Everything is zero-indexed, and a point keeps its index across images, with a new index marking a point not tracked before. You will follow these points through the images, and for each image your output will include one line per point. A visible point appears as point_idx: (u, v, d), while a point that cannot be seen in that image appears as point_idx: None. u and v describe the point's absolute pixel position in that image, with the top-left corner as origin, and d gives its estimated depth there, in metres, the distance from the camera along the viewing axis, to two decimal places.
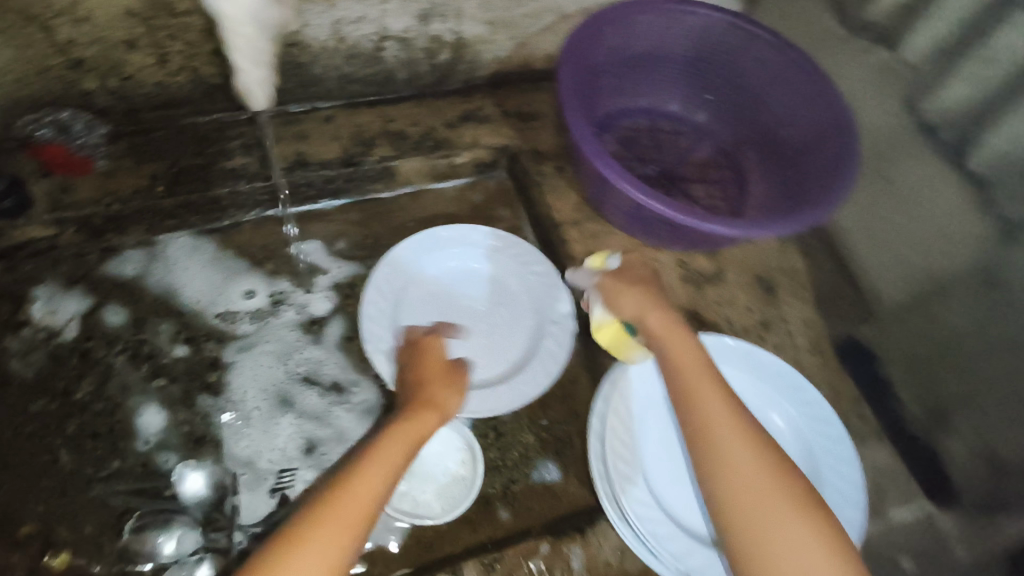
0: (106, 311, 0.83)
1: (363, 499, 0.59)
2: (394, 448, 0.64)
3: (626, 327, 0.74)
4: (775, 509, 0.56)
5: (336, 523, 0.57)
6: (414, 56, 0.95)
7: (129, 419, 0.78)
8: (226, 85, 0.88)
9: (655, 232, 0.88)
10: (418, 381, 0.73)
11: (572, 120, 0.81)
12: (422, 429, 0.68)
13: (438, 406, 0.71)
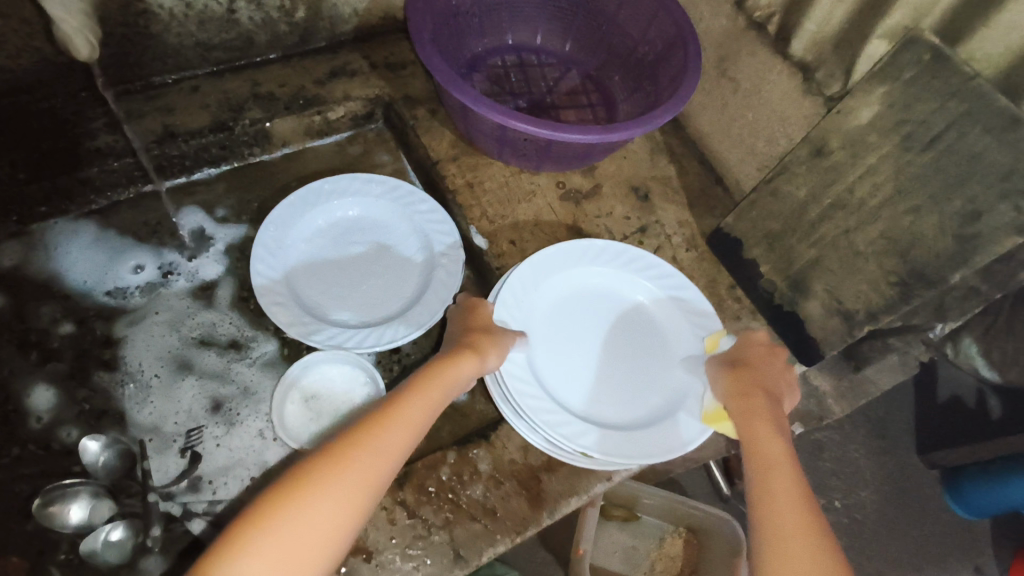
0: None
1: (398, 440, 0.59)
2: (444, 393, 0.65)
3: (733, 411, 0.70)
4: (791, 521, 0.56)
5: (367, 450, 0.57)
6: (270, 15, 0.95)
7: (21, 403, 0.79)
8: (74, 63, 0.86)
9: (524, 154, 0.92)
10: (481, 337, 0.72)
11: (423, 53, 0.84)
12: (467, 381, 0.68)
13: (486, 362, 0.70)
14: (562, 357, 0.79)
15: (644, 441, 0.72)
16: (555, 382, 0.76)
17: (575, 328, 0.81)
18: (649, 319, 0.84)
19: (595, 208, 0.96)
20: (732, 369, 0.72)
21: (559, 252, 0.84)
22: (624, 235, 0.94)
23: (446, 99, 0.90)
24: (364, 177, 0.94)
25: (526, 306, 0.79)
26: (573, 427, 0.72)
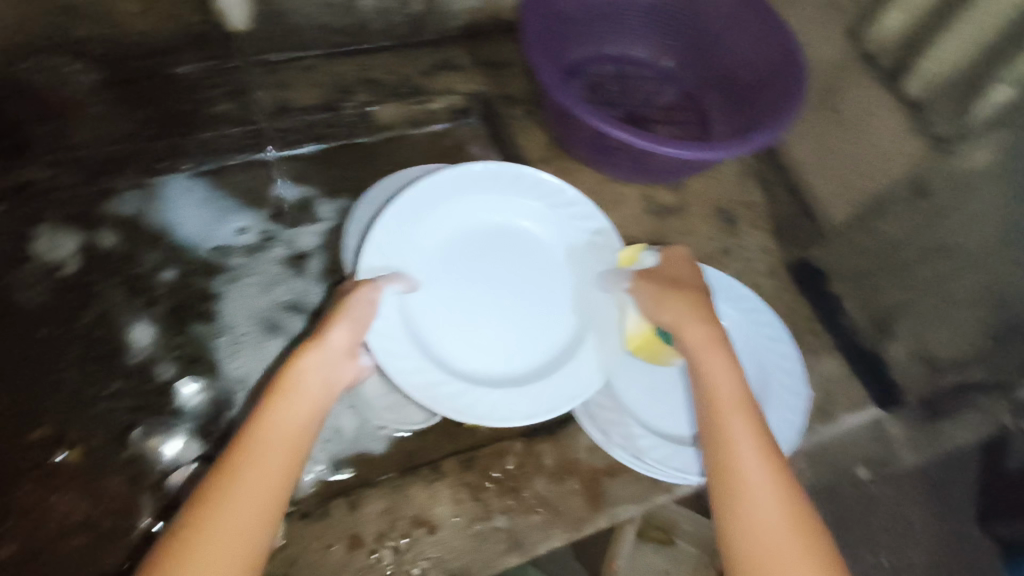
0: (100, 235, 0.90)
1: (292, 441, 0.58)
2: (302, 401, 0.60)
3: (659, 335, 0.77)
4: (779, 519, 0.56)
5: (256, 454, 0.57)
6: (388, 5, 1.00)
7: (122, 334, 0.85)
8: (212, 32, 0.94)
9: (617, 164, 0.94)
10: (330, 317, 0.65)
11: (533, 59, 0.87)
12: (328, 371, 0.63)
13: (328, 341, 0.63)
14: (423, 304, 0.73)
15: (524, 402, 0.70)
16: (423, 329, 0.72)
17: (459, 266, 0.76)
18: (579, 255, 0.80)
19: (680, 225, 0.97)
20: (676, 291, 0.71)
21: (432, 188, 0.77)
22: (705, 254, 0.94)
23: (548, 104, 0.92)
24: (453, 167, 0.96)
25: (404, 259, 0.73)
26: (465, 395, 0.69)
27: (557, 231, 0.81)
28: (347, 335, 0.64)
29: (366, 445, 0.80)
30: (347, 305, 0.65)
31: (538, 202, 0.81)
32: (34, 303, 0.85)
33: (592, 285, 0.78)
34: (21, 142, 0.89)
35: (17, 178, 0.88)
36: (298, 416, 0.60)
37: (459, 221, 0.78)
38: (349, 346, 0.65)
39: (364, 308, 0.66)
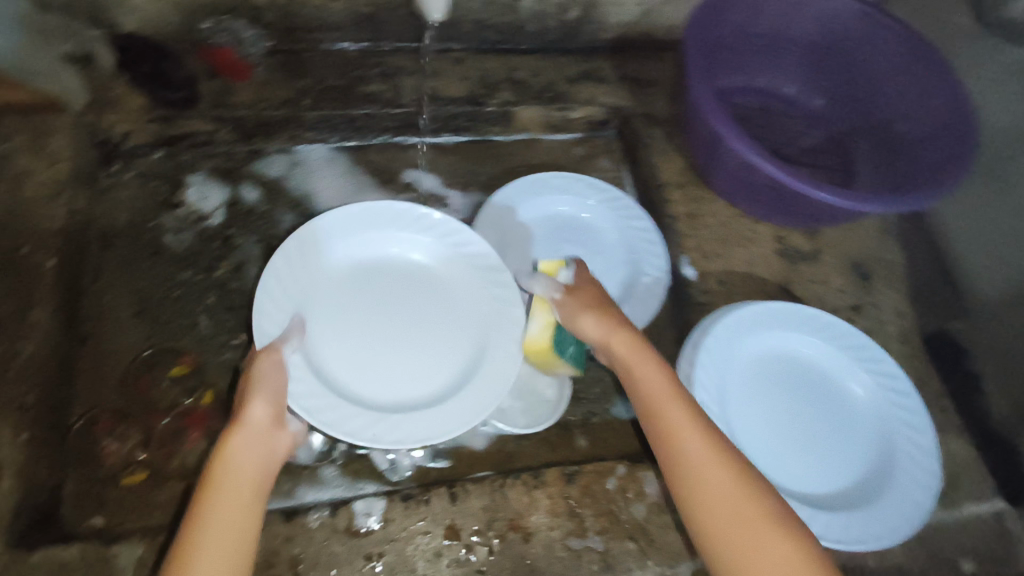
0: (242, 190, 0.93)
1: (236, 489, 0.57)
2: (234, 485, 0.57)
3: (553, 347, 0.76)
4: (741, 509, 0.55)
5: (224, 498, 0.56)
6: (546, 10, 1.00)
7: (250, 286, 0.88)
8: (376, 15, 0.97)
9: (758, 199, 0.91)
10: (244, 393, 0.62)
11: (695, 85, 0.86)
12: (259, 449, 0.60)
13: (250, 421, 0.60)
14: (320, 330, 0.72)
15: (428, 423, 0.68)
16: (325, 356, 0.70)
17: (355, 294, 0.75)
18: (466, 289, 0.78)
19: (812, 273, 0.93)
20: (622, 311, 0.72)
21: (322, 228, 0.75)
22: (836, 308, 0.91)
23: (695, 132, 0.92)
24: (583, 177, 0.98)
25: (287, 289, 0.71)
26: (355, 420, 0.66)
27: (450, 269, 0.78)
28: (266, 411, 0.61)
29: (467, 440, 0.81)
30: (254, 374, 0.63)
31: (434, 238, 0.79)
32: (179, 247, 0.89)
33: (461, 323, 0.76)
34: (193, 94, 0.92)
35: (181, 128, 0.91)
36: (237, 497, 0.56)
37: (355, 255, 0.77)
38: (273, 419, 0.62)
39: (268, 373, 0.63)
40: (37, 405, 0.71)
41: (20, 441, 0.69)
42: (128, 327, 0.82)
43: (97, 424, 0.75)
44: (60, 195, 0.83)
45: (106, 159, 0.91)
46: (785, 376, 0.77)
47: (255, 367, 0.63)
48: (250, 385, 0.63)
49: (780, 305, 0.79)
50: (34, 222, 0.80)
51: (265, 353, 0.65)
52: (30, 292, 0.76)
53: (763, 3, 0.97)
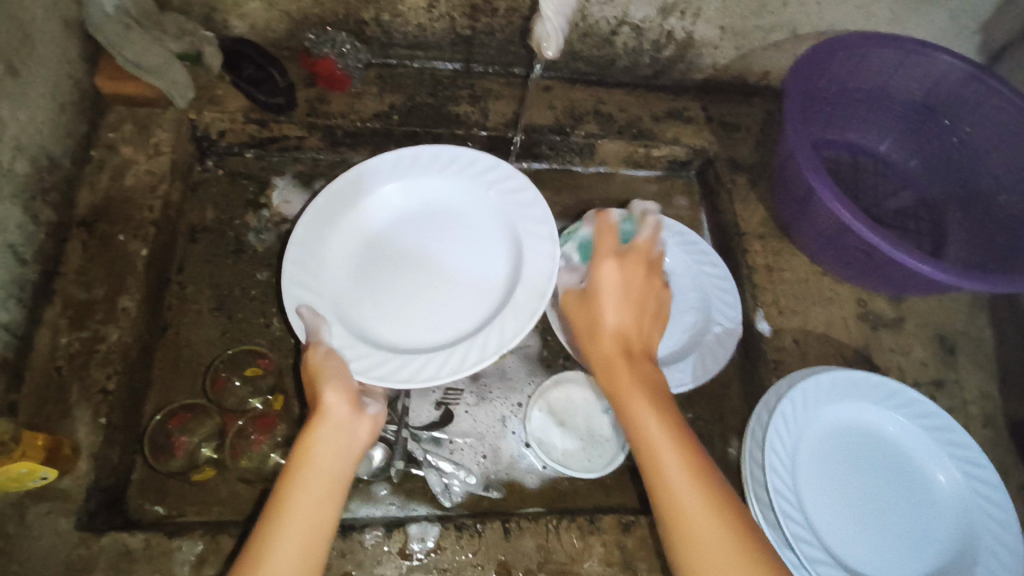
0: (319, 186, 0.97)
1: (324, 470, 0.57)
2: (314, 465, 0.57)
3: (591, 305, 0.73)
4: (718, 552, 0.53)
5: (309, 480, 0.57)
6: (642, 46, 0.99)
7: None
8: (473, 38, 0.97)
9: (847, 261, 0.89)
10: (313, 388, 0.63)
11: (793, 137, 0.85)
12: (338, 436, 0.60)
13: (330, 412, 0.61)
14: (349, 295, 0.74)
15: (481, 338, 0.70)
16: (360, 317, 0.73)
17: (377, 257, 0.77)
18: (484, 231, 0.80)
19: (893, 341, 0.90)
20: (619, 302, 0.65)
21: (326, 200, 0.77)
22: (917, 382, 0.87)
23: (787, 184, 0.91)
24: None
25: (308, 268, 0.73)
26: (407, 364, 0.68)
27: (457, 200, 0.81)
28: (339, 398, 0.62)
29: (520, 474, 0.81)
30: (313, 369, 0.64)
31: (427, 175, 0.81)
32: (260, 247, 0.91)
33: (487, 258, 0.78)
34: (291, 99, 0.92)
35: (275, 133, 0.95)
36: (319, 476, 0.57)
37: (366, 220, 0.79)
38: (348, 405, 0.62)
39: (328, 364, 0.65)
40: (117, 390, 0.73)
41: (99, 424, 0.71)
42: (205, 322, 0.85)
43: (174, 419, 0.75)
44: (157, 187, 0.85)
45: (200, 156, 0.96)
46: (859, 448, 0.74)
47: (309, 362, 0.65)
48: (314, 381, 0.64)
49: (863, 376, 0.75)
50: (131, 210, 0.83)
51: (315, 348, 0.66)
52: (121, 279, 0.78)
53: (870, 59, 0.94)
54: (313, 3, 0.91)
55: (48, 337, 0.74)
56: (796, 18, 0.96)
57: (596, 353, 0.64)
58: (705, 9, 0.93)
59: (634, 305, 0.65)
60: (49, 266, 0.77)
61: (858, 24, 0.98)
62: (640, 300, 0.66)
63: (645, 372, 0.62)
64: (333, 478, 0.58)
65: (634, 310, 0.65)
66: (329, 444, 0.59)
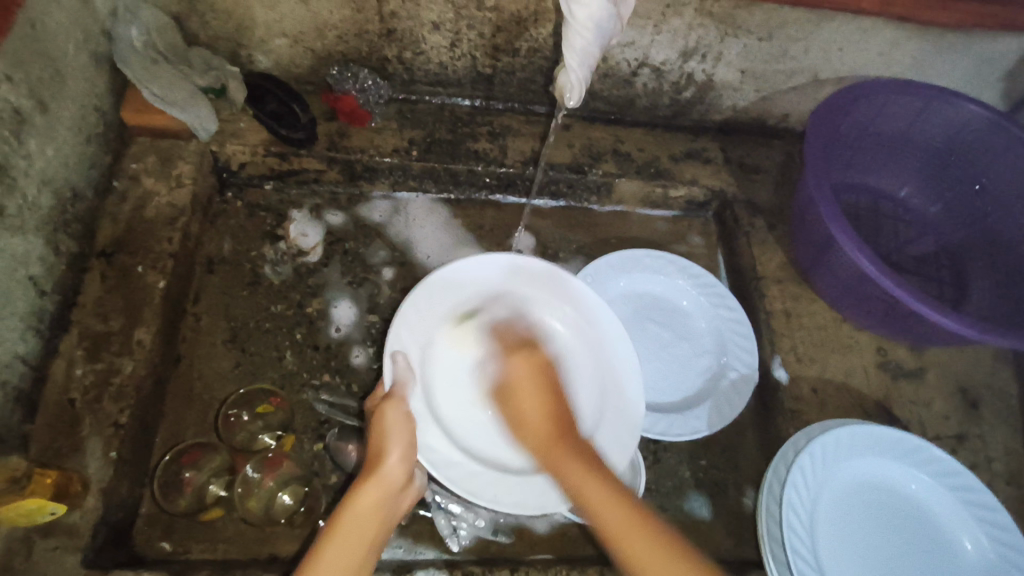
0: (328, 215, 0.98)
1: (372, 526, 0.59)
2: (362, 522, 0.58)
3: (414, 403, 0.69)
4: None
5: (355, 532, 0.58)
6: (661, 87, 1.00)
7: (326, 310, 0.91)
8: (494, 76, 0.98)
9: (868, 310, 0.87)
10: (378, 442, 0.64)
11: (813, 183, 0.84)
12: (387, 503, 0.61)
13: (389, 472, 0.62)
14: (440, 370, 0.76)
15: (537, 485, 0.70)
16: (440, 399, 0.75)
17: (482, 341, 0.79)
18: (589, 376, 0.78)
19: (914, 393, 0.88)
20: (529, 383, 0.64)
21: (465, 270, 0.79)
22: (939, 436, 0.85)
23: (807, 231, 0.90)
24: (668, 257, 0.96)
25: (421, 322, 0.76)
26: (462, 468, 0.70)
27: (578, 332, 0.80)
28: (398, 464, 0.63)
29: (529, 519, 0.80)
30: (385, 424, 0.65)
31: (563, 298, 0.81)
32: (276, 279, 0.91)
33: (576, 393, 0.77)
34: (312, 133, 0.92)
35: (294, 166, 0.95)
36: (360, 536, 0.58)
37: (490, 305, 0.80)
38: (404, 473, 0.63)
39: (399, 425, 0.65)
40: (129, 424, 0.73)
41: (110, 458, 0.71)
42: (219, 354, 0.85)
43: (186, 456, 0.75)
44: (177, 220, 0.86)
45: (220, 188, 0.97)
46: (877, 507, 0.72)
47: (389, 415, 0.65)
48: (382, 436, 0.64)
49: (886, 432, 0.74)
50: (150, 242, 0.84)
51: (394, 406, 0.66)
52: (137, 311, 0.79)
53: (891, 106, 0.94)
54: (337, 40, 0.92)
55: (63, 368, 0.75)
56: (818, 63, 0.96)
57: (536, 444, 0.62)
58: (725, 53, 0.94)
59: (560, 420, 0.61)
60: (67, 297, 0.78)
61: (880, 70, 0.98)
62: (552, 386, 0.63)
63: (574, 443, 0.60)
64: (375, 533, 0.59)
65: (549, 405, 0.62)
66: (382, 501, 0.60)
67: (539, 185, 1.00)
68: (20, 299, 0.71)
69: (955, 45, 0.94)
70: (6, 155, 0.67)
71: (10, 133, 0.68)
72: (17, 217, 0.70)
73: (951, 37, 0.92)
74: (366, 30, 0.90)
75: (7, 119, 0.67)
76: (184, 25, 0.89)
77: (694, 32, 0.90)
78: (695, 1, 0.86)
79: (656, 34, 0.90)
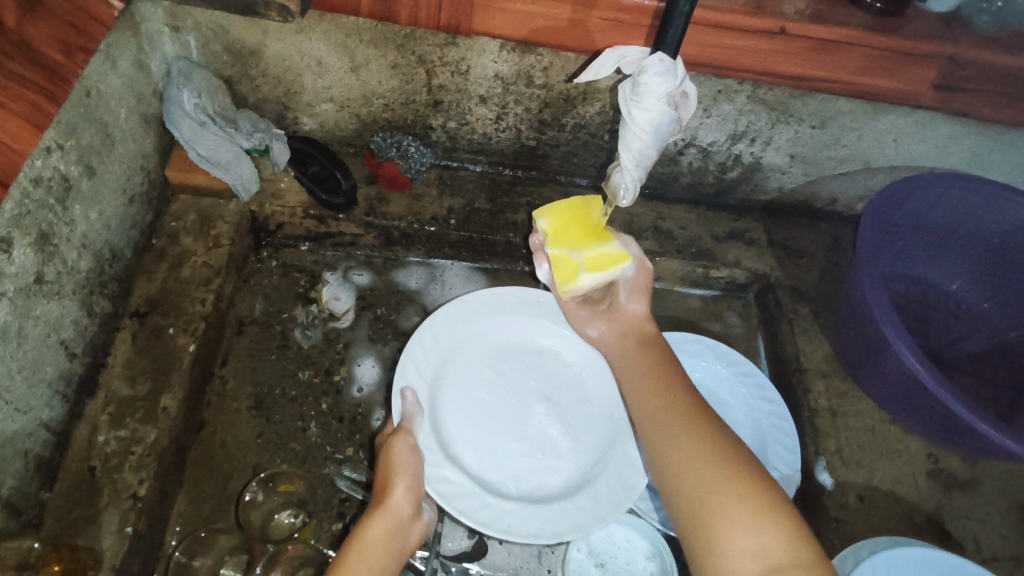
0: (356, 275, 0.97)
1: (376, 553, 0.62)
2: (368, 551, 0.62)
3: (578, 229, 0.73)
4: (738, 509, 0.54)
5: (361, 560, 0.61)
6: (707, 166, 0.98)
7: (350, 377, 0.88)
8: (537, 148, 0.97)
9: (921, 417, 0.82)
10: (385, 476, 0.68)
11: (866, 280, 0.81)
12: (395, 531, 0.64)
13: (393, 505, 0.65)
14: (449, 402, 0.79)
15: (548, 515, 0.72)
16: (450, 431, 0.77)
17: (488, 372, 0.82)
18: (590, 402, 0.82)
19: (968, 507, 0.83)
20: (623, 346, 0.75)
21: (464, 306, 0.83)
22: (994, 557, 0.80)
23: (856, 328, 0.86)
24: (706, 341, 0.92)
25: (427, 355, 0.80)
26: (471, 498, 0.71)
27: (581, 361, 0.84)
28: (404, 496, 0.66)
29: None
30: (392, 457, 0.69)
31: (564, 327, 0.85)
32: (305, 345, 0.90)
33: (581, 424, 0.80)
34: (352, 199, 0.92)
35: (332, 229, 0.95)
36: (370, 560, 0.62)
37: (491, 336, 0.84)
38: (412, 507, 0.67)
39: (406, 457, 0.69)
40: (147, 497, 0.71)
41: (125, 533, 0.68)
42: (243, 421, 0.83)
43: (198, 540, 0.72)
44: (212, 281, 0.85)
45: (257, 247, 0.97)
46: None
47: (392, 448, 0.69)
48: (389, 470, 0.68)
49: (960, 563, 0.69)
50: (184, 303, 0.83)
51: (402, 436, 0.70)
52: (165, 375, 0.77)
53: (945, 199, 0.91)
54: (383, 108, 0.91)
55: (86, 433, 0.73)
56: (870, 152, 0.93)
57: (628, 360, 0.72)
58: (775, 138, 0.92)
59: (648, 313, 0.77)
60: (96, 358, 0.77)
61: (935, 161, 0.95)
62: (649, 337, 0.74)
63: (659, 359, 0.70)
64: (383, 557, 0.63)
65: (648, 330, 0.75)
66: (389, 528, 0.64)
67: None
68: (50, 365, 0.69)
69: (1017, 142, 0.90)
70: (50, 222, 0.67)
71: (56, 199, 0.68)
72: (56, 282, 0.69)
73: (1012, 134, 0.89)
74: (413, 100, 0.90)
75: (55, 187, 0.67)
76: (234, 87, 0.89)
77: (745, 117, 0.88)
78: (748, 89, 0.84)
79: (705, 117, 0.89)
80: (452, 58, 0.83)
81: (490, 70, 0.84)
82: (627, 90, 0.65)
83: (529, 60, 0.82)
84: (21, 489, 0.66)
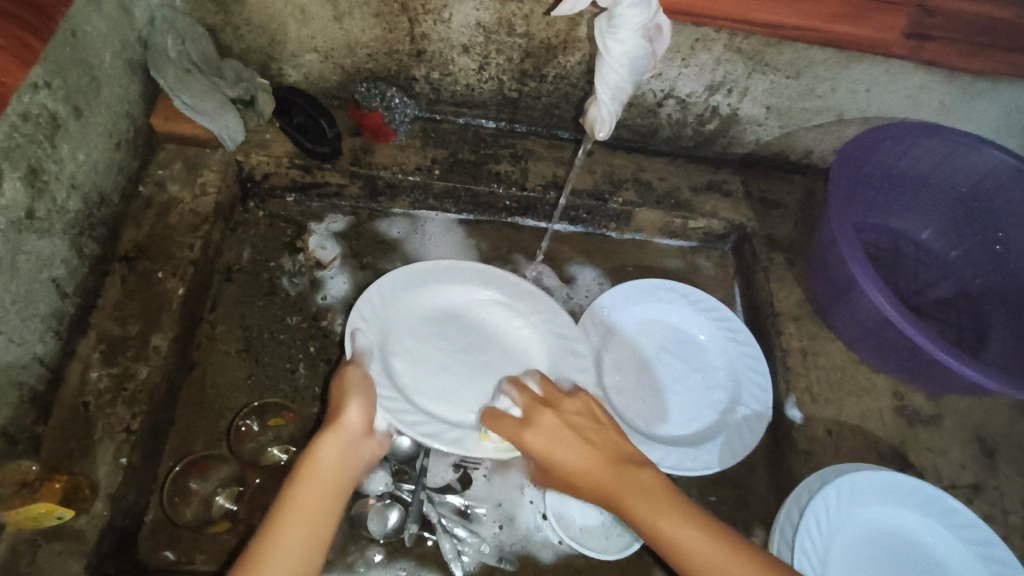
0: (332, 220, 0.99)
1: (328, 487, 0.56)
2: (325, 467, 0.57)
3: None
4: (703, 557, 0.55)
5: (312, 491, 0.56)
6: (686, 118, 1.00)
7: (337, 324, 0.91)
8: (520, 100, 0.98)
9: (887, 353, 0.86)
10: (338, 399, 0.63)
11: (837, 225, 0.83)
12: (350, 451, 0.59)
13: (345, 424, 0.61)
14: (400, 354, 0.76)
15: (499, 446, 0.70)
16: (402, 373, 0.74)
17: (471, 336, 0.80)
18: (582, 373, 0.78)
19: (931, 440, 0.87)
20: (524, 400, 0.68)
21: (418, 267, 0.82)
22: (954, 485, 0.84)
23: (827, 271, 0.89)
24: (681, 288, 0.95)
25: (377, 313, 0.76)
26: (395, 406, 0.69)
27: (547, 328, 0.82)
28: (360, 414, 0.62)
29: (535, 548, 0.80)
30: (346, 383, 0.65)
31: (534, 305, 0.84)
32: (292, 291, 0.92)
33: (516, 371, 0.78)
34: (338, 148, 0.93)
35: (317, 179, 0.96)
36: (326, 483, 0.57)
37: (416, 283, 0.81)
38: (366, 422, 0.62)
39: (360, 381, 0.65)
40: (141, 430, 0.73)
41: (120, 464, 0.70)
42: (232, 363, 0.85)
43: (195, 467, 0.74)
44: (200, 227, 0.86)
45: (243, 197, 0.98)
46: (888, 554, 0.73)
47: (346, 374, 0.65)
48: (342, 392, 0.64)
49: (901, 478, 0.76)
50: (172, 248, 0.84)
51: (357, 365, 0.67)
52: (156, 316, 0.79)
53: (915, 148, 0.93)
54: (366, 58, 0.93)
55: (79, 370, 0.75)
56: (843, 102, 0.96)
57: (587, 488, 0.61)
58: (751, 89, 0.94)
59: (577, 437, 0.63)
60: (87, 300, 0.78)
61: (906, 112, 0.98)
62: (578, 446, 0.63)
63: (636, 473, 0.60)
64: (334, 487, 0.57)
65: (588, 445, 0.62)
66: (341, 463, 0.58)
67: (559, 209, 1.00)
68: (42, 301, 0.71)
69: (983, 92, 0.94)
70: (39, 158, 0.68)
71: (44, 137, 0.69)
72: (46, 220, 0.71)
73: (980, 83, 0.92)
74: (397, 50, 0.91)
75: (43, 124, 0.68)
76: (217, 36, 0.90)
77: (722, 67, 0.91)
78: (724, 37, 0.86)
79: (683, 67, 0.91)
80: (434, 5, 0.84)
81: (472, 18, 0.86)
82: (603, 24, 0.70)
83: (510, 8, 0.84)
84: (18, 420, 0.68)
